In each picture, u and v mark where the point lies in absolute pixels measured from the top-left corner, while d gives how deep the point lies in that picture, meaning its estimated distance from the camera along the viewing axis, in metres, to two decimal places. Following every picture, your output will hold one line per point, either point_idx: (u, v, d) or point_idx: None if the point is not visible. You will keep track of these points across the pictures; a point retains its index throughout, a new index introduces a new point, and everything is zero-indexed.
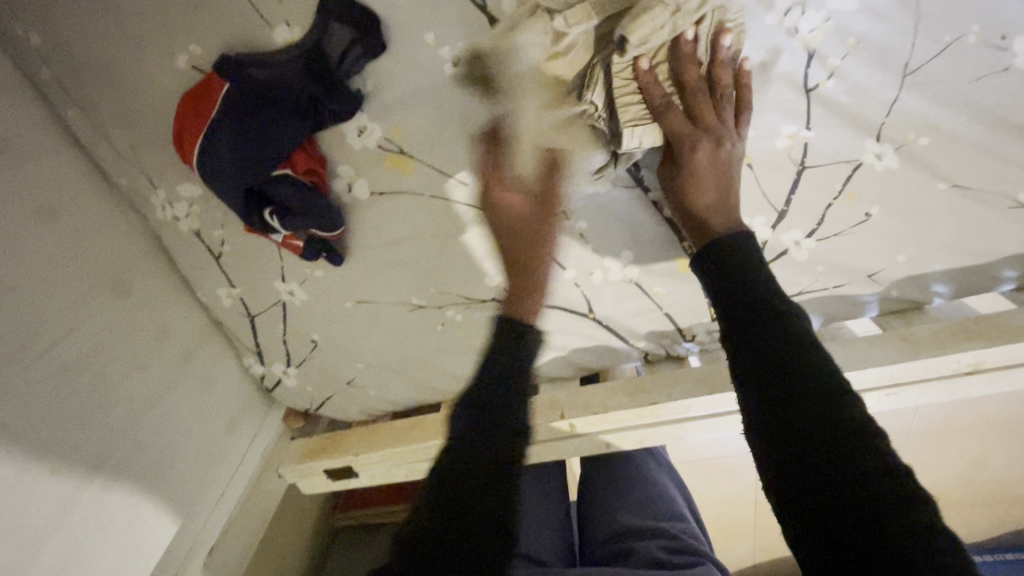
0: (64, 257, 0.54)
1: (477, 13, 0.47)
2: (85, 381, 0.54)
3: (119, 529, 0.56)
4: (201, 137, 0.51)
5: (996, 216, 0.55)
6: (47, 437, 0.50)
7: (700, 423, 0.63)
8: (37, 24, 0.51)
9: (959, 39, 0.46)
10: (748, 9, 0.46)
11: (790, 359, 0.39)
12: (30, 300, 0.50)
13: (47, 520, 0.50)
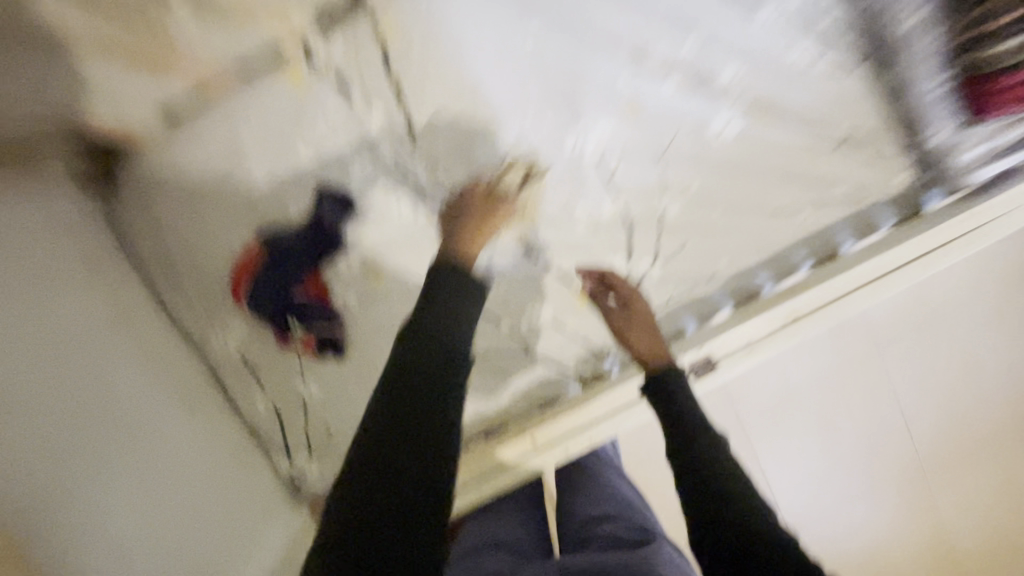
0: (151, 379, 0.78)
1: (406, 175, 0.80)
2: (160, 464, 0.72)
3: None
4: (248, 280, 0.81)
5: (767, 219, 0.83)
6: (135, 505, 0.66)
7: (624, 415, 0.84)
8: (143, 239, 0.83)
9: (677, 133, 0.80)
10: (551, 143, 0.80)
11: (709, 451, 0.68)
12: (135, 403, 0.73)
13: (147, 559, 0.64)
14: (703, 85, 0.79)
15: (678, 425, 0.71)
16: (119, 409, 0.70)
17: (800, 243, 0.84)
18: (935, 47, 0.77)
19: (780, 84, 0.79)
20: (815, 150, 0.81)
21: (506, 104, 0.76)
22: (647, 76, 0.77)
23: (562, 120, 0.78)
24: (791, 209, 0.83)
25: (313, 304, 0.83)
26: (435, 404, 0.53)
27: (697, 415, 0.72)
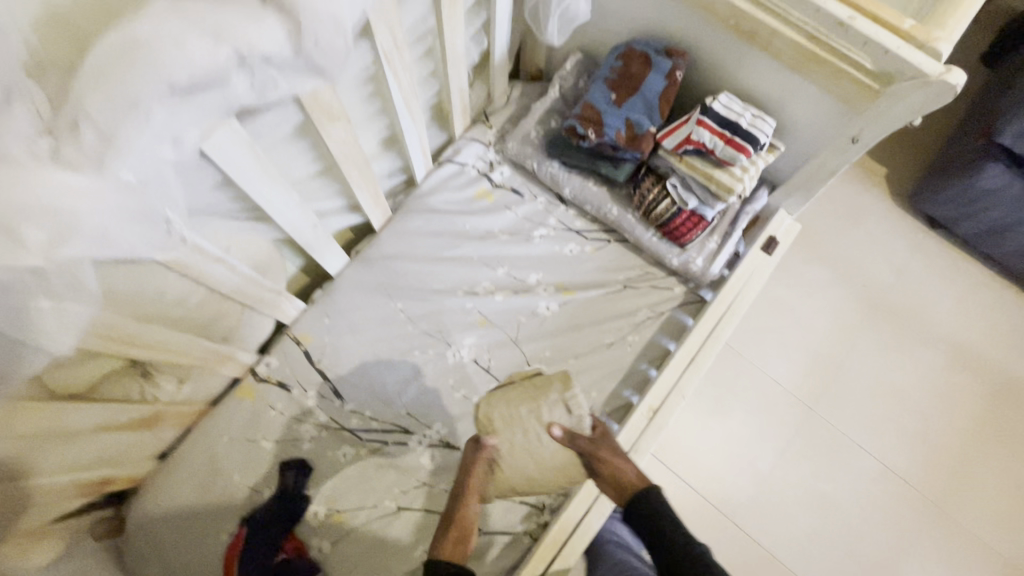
0: None
1: (344, 429, 1.08)
2: None
3: None
4: (237, 564, 0.98)
5: (606, 351, 1.13)
6: None
7: (572, 545, 0.96)
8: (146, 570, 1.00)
9: (518, 323, 1.15)
10: (438, 364, 1.13)
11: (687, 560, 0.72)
12: None
13: None
14: (521, 289, 1.18)
15: (656, 540, 0.77)
16: None
17: (640, 358, 1.13)
18: (634, 219, 1.13)
19: (567, 271, 1.19)
20: (613, 298, 1.17)
21: (399, 351, 1.13)
22: (483, 298, 1.16)
23: (439, 347, 1.13)
24: (620, 338, 1.14)
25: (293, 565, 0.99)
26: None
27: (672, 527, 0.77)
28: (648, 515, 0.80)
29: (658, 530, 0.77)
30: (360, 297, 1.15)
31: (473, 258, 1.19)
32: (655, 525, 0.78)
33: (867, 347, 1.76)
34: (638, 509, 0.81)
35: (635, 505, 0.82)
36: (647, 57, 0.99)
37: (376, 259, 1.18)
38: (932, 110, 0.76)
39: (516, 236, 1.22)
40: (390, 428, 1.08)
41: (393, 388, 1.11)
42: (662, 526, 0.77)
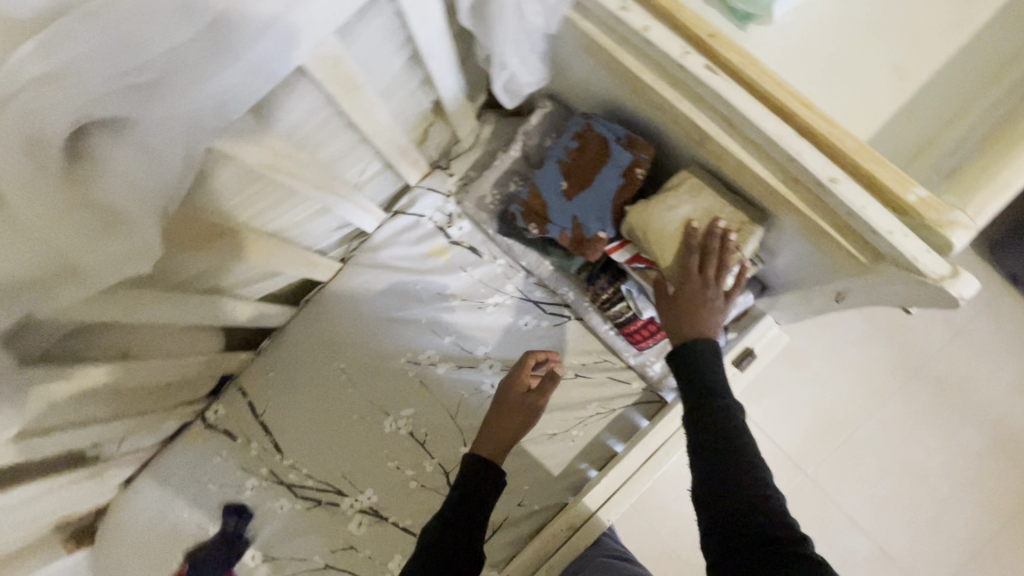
0: None
1: (282, 481, 1.13)
2: None
3: None
4: None
5: (545, 443, 1.06)
6: None
7: None
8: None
9: (457, 399, 1.10)
10: (376, 432, 1.12)
11: (718, 438, 0.65)
12: None
13: None
14: (466, 362, 1.11)
15: (699, 394, 0.69)
16: None
17: (579, 456, 1.05)
18: (589, 307, 1.03)
19: (516, 348, 1.10)
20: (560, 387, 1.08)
21: (338, 412, 1.13)
22: (424, 369, 1.12)
23: (374, 414, 1.12)
24: (562, 430, 1.06)
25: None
26: (467, 534, 0.79)
27: (718, 395, 0.68)
28: (717, 417, 0.66)
29: (723, 441, 0.64)
30: (305, 353, 1.15)
31: (419, 323, 1.13)
32: (718, 421, 0.66)
33: (891, 417, 1.53)
34: (701, 402, 0.68)
35: (695, 376, 0.70)
36: (605, 144, 0.81)
37: (322, 316, 1.15)
38: (927, 307, 0.57)
39: (468, 302, 1.12)
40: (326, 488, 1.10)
41: (330, 450, 1.12)
42: (707, 454, 0.64)
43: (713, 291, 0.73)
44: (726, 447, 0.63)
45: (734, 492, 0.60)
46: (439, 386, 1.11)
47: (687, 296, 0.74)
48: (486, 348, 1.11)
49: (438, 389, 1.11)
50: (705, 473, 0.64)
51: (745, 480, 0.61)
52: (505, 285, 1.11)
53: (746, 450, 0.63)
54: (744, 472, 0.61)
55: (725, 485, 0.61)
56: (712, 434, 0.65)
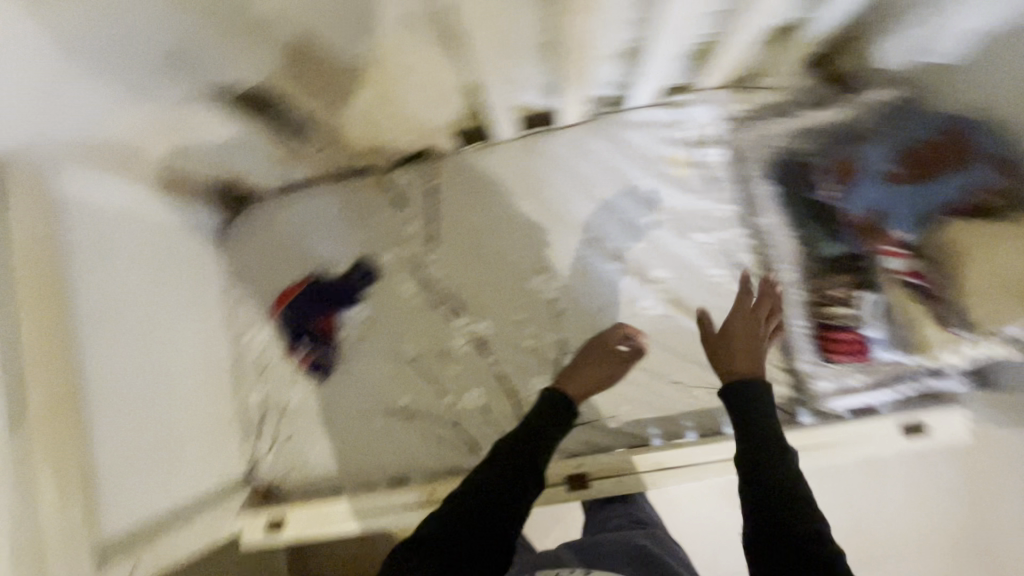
0: (189, 345, 1.07)
1: (420, 271, 1.15)
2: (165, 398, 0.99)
3: (152, 496, 0.91)
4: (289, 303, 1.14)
5: (665, 386, 1.06)
6: (144, 428, 0.92)
7: None
8: (237, 255, 1.19)
9: (611, 301, 1.09)
10: (524, 282, 1.13)
11: (782, 476, 0.76)
12: (169, 351, 1.02)
13: (140, 459, 0.90)
14: (639, 274, 1.09)
15: (762, 436, 0.82)
16: (160, 351, 1.00)
17: (688, 415, 1.05)
18: (795, 300, 1.01)
19: (694, 292, 1.07)
20: (711, 350, 1.06)
21: (500, 246, 1.14)
22: (599, 256, 1.10)
23: (531, 267, 1.12)
24: (686, 385, 1.06)
25: (324, 328, 1.14)
26: (487, 532, 0.78)
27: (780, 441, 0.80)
28: (769, 469, 0.77)
29: (786, 486, 0.75)
30: (503, 175, 1.14)
31: (621, 214, 1.10)
32: (778, 460, 0.78)
33: None
34: (757, 451, 0.80)
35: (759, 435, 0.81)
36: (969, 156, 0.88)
37: (539, 153, 1.13)
38: None
39: (676, 225, 1.08)
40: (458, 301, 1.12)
41: (477, 271, 1.14)
42: (754, 496, 0.76)
43: (767, 341, 0.96)
44: (793, 492, 0.74)
45: (785, 520, 0.72)
46: (605, 280, 1.10)
47: (726, 350, 0.95)
48: (668, 276, 1.08)
49: (601, 282, 1.10)
50: (760, 507, 0.75)
51: (806, 517, 0.71)
52: (721, 232, 1.07)
53: (808, 497, 0.74)
54: (802, 509, 0.72)
55: (774, 518, 0.73)
56: (768, 480, 0.76)
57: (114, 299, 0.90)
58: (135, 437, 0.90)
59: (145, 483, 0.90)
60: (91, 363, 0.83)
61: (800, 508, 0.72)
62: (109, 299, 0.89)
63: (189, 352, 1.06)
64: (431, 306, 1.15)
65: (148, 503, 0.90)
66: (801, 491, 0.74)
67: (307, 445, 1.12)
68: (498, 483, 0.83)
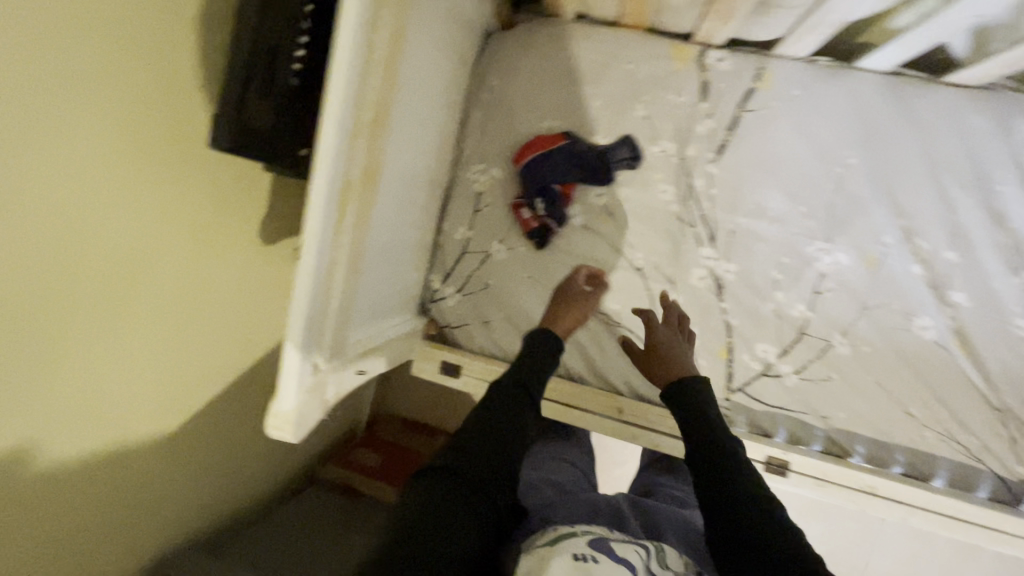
0: (434, 154, 0.94)
1: (687, 178, 0.99)
2: (411, 202, 0.89)
3: (378, 298, 0.85)
4: (539, 153, 0.98)
5: (897, 412, 0.96)
6: (393, 226, 0.84)
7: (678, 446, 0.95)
8: (497, 74, 1.03)
9: (889, 304, 0.95)
10: (801, 242, 0.97)
11: (716, 462, 0.66)
12: (425, 149, 0.89)
13: (382, 255, 0.82)
14: (937, 290, 0.94)
15: (698, 425, 0.71)
16: (424, 152, 0.88)
17: (906, 451, 0.96)
18: None
19: (985, 335, 0.93)
20: (967, 399, 0.94)
21: (794, 191, 0.97)
22: (903, 252, 0.94)
23: (818, 228, 0.96)
24: (920, 422, 0.95)
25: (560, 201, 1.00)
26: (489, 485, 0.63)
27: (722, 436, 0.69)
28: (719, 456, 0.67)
29: (720, 482, 0.65)
30: (842, 111, 0.94)
31: (953, 215, 0.93)
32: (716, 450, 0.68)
33: None
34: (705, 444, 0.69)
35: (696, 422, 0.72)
36: None
37: (898, 105, 0.93)
38: None
39: (1007, 254, 0.92)
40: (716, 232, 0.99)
41: (749, 207, 0.99)
42: (711, 498, 0.65)
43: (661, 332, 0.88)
44: (727, 493, 0.64)
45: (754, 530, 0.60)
46: (894, 278, 0.94)
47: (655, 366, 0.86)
48: (967, 304, 0.93)
49: (888, 279, 0.95)
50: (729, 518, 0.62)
51: (749, 524, 0.60)
52: None
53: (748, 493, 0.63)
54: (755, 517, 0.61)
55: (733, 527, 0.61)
56: (708, 473, 0.66)
57: (422, 74, 0.77)
58: (386, 233, 0.81)
59: (374, 285, 0.82)
60: (393, 137, 0.72)
61: (746, 510, 0.61)
62: (421, 72, 0.76)
63: (430, 163, 0.94)
64: (681, 221, 1.00)
65: (373, 303, 0.84)
66: (732, 487, 0.64)
67: (496, 307, 1.05)
68: (492, 430, 0.66)
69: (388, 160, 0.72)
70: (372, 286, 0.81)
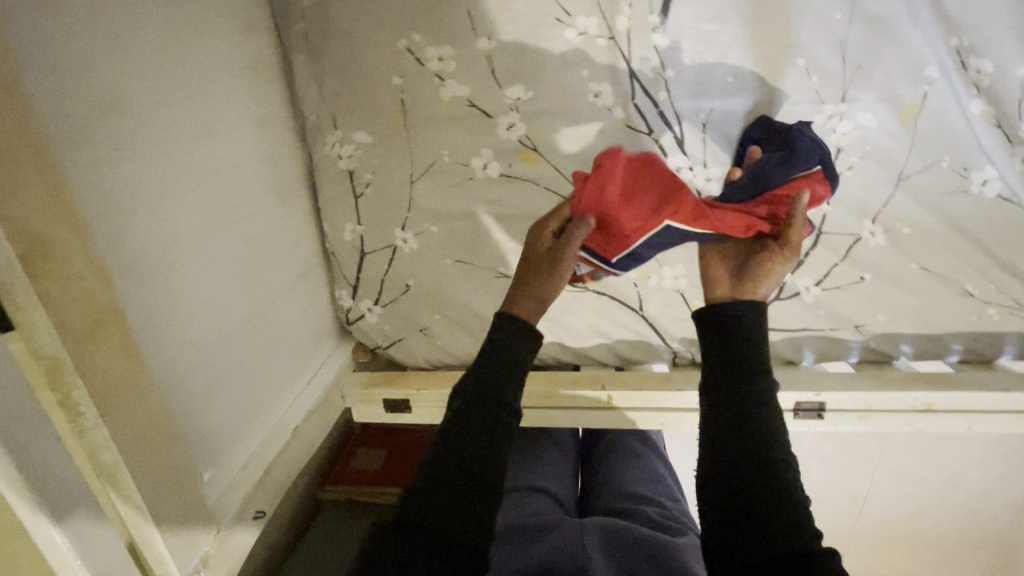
0: (252, 159, 0.64)
1: (624, 67, 0.67)
2: (244, 246, 0.62)
3: (254, 389, 0.63)
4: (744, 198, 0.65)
5: (952, 297, 0.75)
6: (227, 297, 0.58)
7: (688, 416, 0.79)
8: None
9: (935, 163, 0.68)
10: (804, 111, 0.67)
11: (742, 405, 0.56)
12: (224, 169, 0.59)
13: (226, 344, 0.58)
14: (1005, 124, 0.65)
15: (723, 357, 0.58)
16: (223, 177, 0.58)
17: (964, 337, 0.77)
18: None
19: None
20: None
21: (785, 37, 0.64)
22: (954, 84, 0.64)
23: (828, 86, 0.66)
24: (981, 299, 0.74)
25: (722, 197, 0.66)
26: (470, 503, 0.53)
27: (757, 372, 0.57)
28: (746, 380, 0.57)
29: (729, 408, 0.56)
30: None
31: None
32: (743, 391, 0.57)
33: None
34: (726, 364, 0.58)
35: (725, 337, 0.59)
36: None
37: None
38: None
39: None
40: (682, 134, 0.70)
41: (722, 83, 0.67)
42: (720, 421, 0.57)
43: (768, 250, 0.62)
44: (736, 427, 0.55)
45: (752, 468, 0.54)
46: (938, 127, 0.66)
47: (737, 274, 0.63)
48: None
49: (933, 131, 0.67)
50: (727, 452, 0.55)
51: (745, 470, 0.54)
52: None
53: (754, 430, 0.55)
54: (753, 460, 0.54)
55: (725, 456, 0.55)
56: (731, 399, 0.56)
57: (159, 90, 0.49)
58: (215, 317, 0.56)
59: (236, 384, 0.59)
60: (145, 216, 0.47)
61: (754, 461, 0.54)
62: (152, 87, 0.49)
63: (252, 172, 0.64)
64: (631, 132, 0.70)
65: (251, 399, 0.63)
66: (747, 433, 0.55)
67: (427, 308, 0.82)
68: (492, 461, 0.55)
69: (129, 246, 0.45)
70: (233, 389, 0.59)
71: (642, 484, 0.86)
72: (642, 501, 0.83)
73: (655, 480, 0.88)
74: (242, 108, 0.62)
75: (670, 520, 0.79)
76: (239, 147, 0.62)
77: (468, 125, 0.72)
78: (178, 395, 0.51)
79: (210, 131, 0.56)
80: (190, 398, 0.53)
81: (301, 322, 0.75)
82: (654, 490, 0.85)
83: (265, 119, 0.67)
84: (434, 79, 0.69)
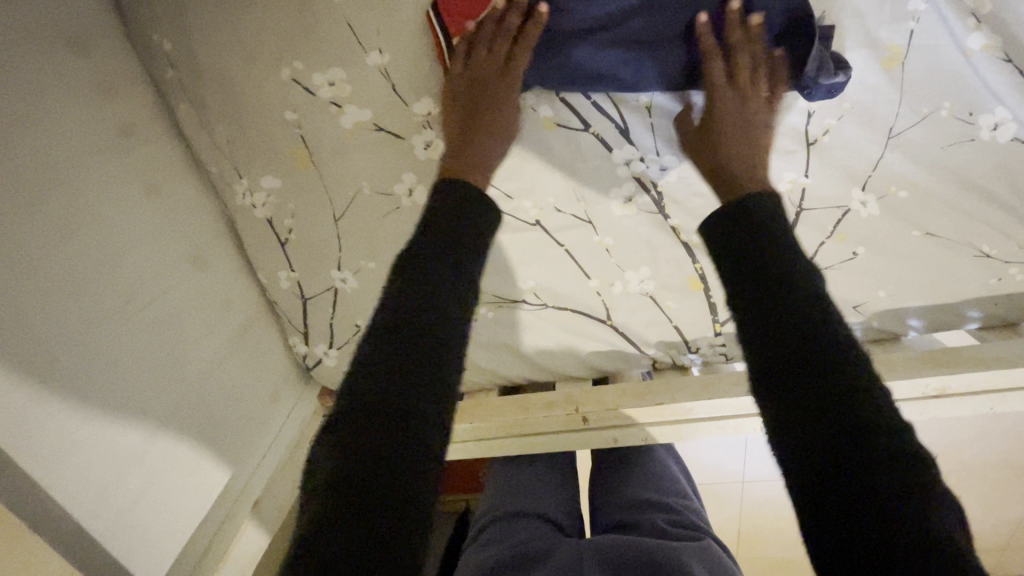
0: (146, 237, 0.59)
1: None
2: (153, 334, 0.58)
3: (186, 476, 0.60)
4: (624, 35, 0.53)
5: (964, 262, 0.64)
6: (137, 398, 0.55)
7: (676, 428, 0.73)
8: (168, 30, 0.58)
9: (933, 111, 0.56)
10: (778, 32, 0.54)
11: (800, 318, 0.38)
12: (103, 262, 0.54)
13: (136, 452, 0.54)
14: (1015, 55, 0.52)
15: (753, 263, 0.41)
16: (104, 272, 0.53)
17: (984, 302, 0.67)
18: None
19: None
20: None
21: None
22: (945, 14, 0.52)
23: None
24: (1001, 259, 0.64)
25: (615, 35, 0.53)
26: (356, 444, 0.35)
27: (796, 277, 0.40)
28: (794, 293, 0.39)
29: (790, 364, 0.37)
30: None
31: None
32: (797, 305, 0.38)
33: None
34: (756, 279, 0.40)
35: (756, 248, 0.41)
36: None
37: None
38: None
39: None
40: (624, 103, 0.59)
41: None
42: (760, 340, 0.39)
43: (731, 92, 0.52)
44: (791, 368, 0.37)
45: (839, 417, 0.35)
46: (930, 66, 0.54)
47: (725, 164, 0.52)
48: None
49: (926, 71, 0.54)
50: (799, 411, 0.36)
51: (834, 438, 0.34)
52: None
53: (834, 374, 0.36)
54: (835, 411, 0.35)
55: (809, 422, 0.35)
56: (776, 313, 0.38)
57: None
58: (119, 426, 0.53)
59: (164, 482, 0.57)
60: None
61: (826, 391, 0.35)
62: None
63: (148, 250, 0.59)
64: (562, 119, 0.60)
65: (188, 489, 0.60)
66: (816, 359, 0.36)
67: None
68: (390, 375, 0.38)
69: None
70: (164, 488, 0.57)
71: (655, 489, 0.83)
72: (654, 504, 0.80)
73: (666, 481, 0.86)
74: (120, 183, 0.56)
75: (681, 527, 0.75)
76: (122, 228, 0.56)
77: (381, 151, 0.63)
78: (95, 515, 0.50)
79: (75, 223, 0.51)
80: (110, 512, 0.52)
81: (251, 383, 0.72)
82: (667, 493, 0.83)
83: (157, 185, 0.61)
84: (331, 107, 0.61)
